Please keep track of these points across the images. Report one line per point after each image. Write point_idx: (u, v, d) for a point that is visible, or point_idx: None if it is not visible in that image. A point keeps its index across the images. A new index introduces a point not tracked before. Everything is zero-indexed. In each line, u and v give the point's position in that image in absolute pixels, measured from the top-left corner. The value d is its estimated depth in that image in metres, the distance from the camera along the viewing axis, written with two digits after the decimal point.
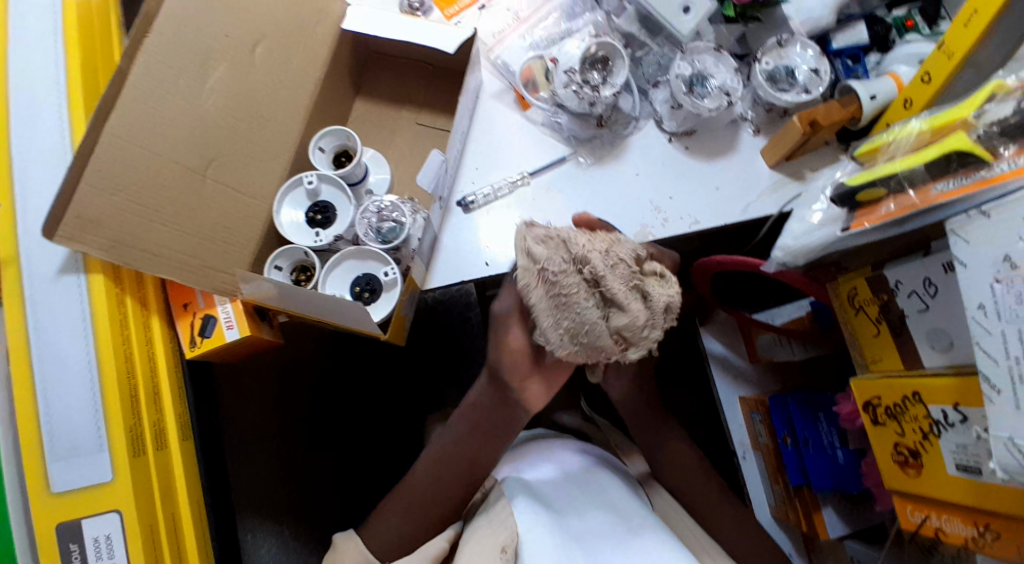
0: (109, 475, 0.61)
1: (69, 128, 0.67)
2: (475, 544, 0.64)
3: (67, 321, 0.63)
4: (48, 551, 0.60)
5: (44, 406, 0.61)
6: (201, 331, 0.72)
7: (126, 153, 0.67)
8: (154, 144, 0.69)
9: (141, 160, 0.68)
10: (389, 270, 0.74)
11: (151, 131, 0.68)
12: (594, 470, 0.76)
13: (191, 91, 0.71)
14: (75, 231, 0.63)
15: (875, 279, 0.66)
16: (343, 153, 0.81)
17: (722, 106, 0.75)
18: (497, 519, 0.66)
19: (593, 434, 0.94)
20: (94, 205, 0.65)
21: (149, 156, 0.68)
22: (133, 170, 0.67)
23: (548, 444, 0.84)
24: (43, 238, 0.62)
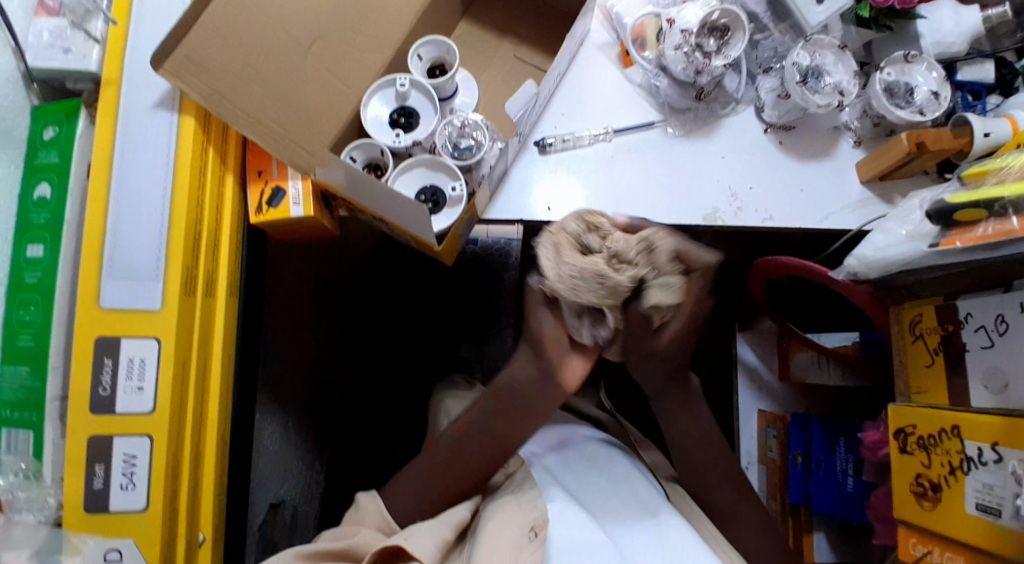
0: (158, 305, 0.64)
1: None
2: (503, 517, 0.67)
3: (153, 152, 0.65)
4: (82, 362, 0.61)
5: (113, 224, 0.63)
6: (270, 200, 0.74)
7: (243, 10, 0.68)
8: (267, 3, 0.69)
9: (252, 17, 0.69)
10: (457, 185, 0.75)
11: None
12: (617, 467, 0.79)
13: None
14: (180, 69, 0.64)
15: (946, 308, 0.64)
16: (438, 66, 0.81)
17: (833, 104, 0.75)
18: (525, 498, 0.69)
19: (610, 426, 0.93)
20: (205, 50, 0.66)
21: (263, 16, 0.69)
22: (244, 23, 0.68)
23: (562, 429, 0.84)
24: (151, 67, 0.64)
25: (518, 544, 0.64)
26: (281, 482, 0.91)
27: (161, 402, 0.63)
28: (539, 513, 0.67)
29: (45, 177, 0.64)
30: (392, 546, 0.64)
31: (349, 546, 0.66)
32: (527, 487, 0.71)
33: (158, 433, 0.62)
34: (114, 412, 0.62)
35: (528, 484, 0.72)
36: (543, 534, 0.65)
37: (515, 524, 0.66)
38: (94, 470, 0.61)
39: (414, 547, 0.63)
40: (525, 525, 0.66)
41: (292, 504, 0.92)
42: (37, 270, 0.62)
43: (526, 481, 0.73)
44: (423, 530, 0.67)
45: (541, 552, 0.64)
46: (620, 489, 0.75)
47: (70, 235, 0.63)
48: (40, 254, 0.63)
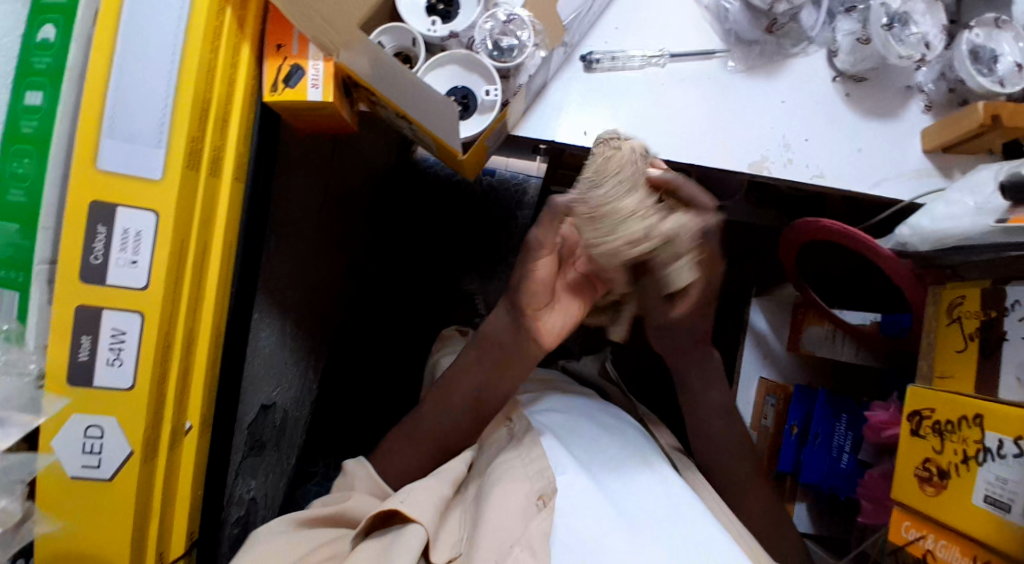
0: (158, 175, 0.59)
1: None
2: (509, 484, 0.63)
3: (165, 2, 0.58)
4: (75, 223, 0.57)
5: (116, 78, 0.57)
6: (287, 79, 0.67)
7: None
8: None
9: None
10: (493, 90, 0.67)
11: None
12: (621, 430, 0.74)
13: None
14: None
15: (992, 293, 0.60)
16: None
17: (914, 55, 0.69)
18: (533, 463, 0.66)
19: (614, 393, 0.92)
20: None
21: None
22: None
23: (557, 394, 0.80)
24: None
25: (524, 511, 0.61)
26: (274, 386, 0.88)
27: (155, 279, 0.59)
28: (544, 482, 0.64)
29: (50, 17, 0.58)
30: (388, 509, 0.61)
31: (341, 512, 0.67)
32: (534, 452, 0.67)
33: (149, 311, 0.59)
34: (104, 284, 0.58)
35: (536, 452, 0.67)
36: (549, 505, 0.62)
37: (520, 494, 0.62)
38: (80, 341, 0.58)
39: (409, 511, 0.60)
40: (528, 496, 0.62)
41: (283, 408, 0.91)
42: (33, 120, 0.57)
43: (532, 446, 0.68)
44: (421, 491, 0.63)
45: (548, 524, 0.61)
46: (625, 450, 0.71)
47: (70, 84, 0.58)
48: (37, 102, 0.57)
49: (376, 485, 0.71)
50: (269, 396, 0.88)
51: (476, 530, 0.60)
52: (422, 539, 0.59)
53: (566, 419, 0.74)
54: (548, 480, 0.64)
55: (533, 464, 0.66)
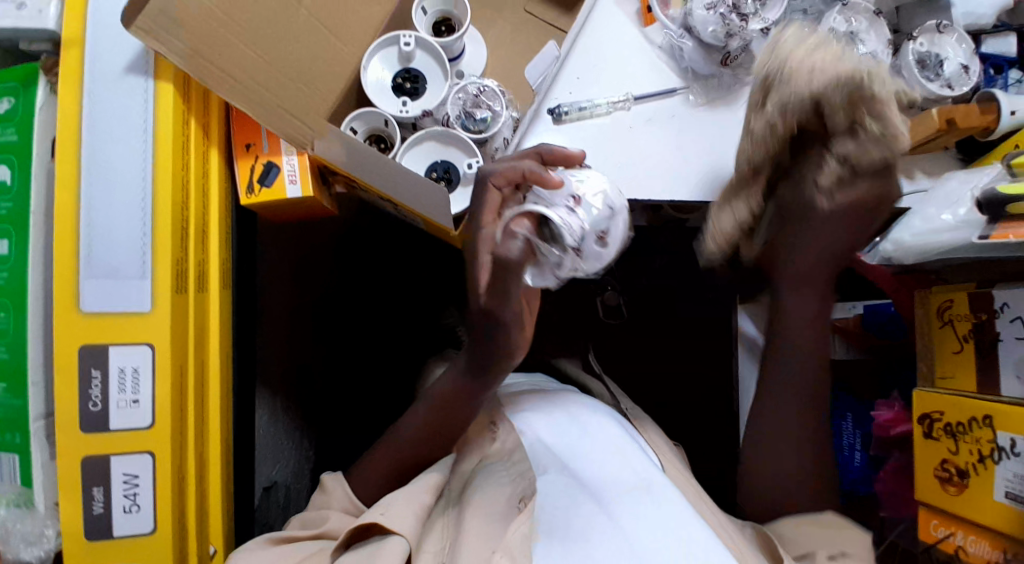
0: (148, 307, 0.56)
1: None
2: (488, 489, 0.60)
3: (127, 128, 0.56)
4: (65, 373, 0.54)
5: (86, 217, 0.55)
6: (261, 178, 0.65)
7: None
8: None
9: None
10: (474, 162, 0.67)
11: None
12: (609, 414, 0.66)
13: None
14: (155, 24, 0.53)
15: (980, 296, 0.63)
16: (445, 23, 0.71)
17: (869, 70, 0.71)
18: (516, 471, 0.61)
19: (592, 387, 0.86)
20: None
21: None
22: None
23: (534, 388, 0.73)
24: (121, 23, 0.52)
25: (503, 514, 0.56)
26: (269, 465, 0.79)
27: (160, 414, 0.56)
28: (523, 484, 0.59)
29: (1, 158, 0.55)
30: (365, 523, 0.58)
31: (322, 533, 0.64)
32: (518, 457, 0.63)
33: (159, 450, 0.56)
34: (108, 430, 0.55)
35: (518, 454, 0.63)
36: (528, 502, 0.56)
37: (499, 499, 0.58)
38: (91, 494, 0.55)
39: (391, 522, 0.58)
40: (509, 499, 0.58)
41: (284, 484, 0.82)
42: (1, 270, 0.54)
43: (515, 450, 0.64)
44: (400, 501, 0.60)
45: (526, 522, 0.55)
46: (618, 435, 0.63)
47: (37, 228, 0.54)
48: (4, 251, 0.54)
49: (352, 502, 0.68)
50: (268, 476, 0.79)
51: (456, 538, 0.56)
52: (405, 551, 0.55)
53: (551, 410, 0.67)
54: (528, 483, 0.59)
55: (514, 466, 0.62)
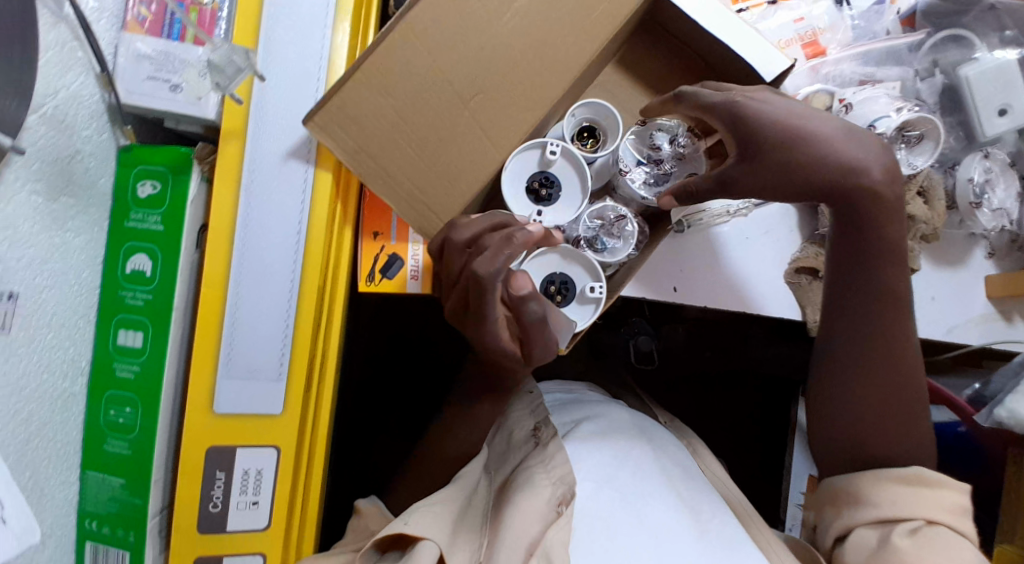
0: (279, 409, 0.54)
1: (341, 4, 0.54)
2: (531, 486, 0.61)
3: (284, 219, 0.54)
4: (190, 472, 0.53)
5: (233, 308, 0.53)
6: (383, 269, 0.62)
7: (413, 55, 0.55)
8: (442, 54, 0.56)
9: (422, 69, 0.56)
10: (597, 287, 0.64)
11: (443, 38, 0.56)
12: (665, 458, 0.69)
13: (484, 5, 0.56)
14: (332, 122, 0.53)
15: None
16: (588, 129, 0.67)
17: (1000, 228, 0.70)
18: (555, 471, 0.62)
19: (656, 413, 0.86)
20: (365, 100, 0.54)
21: (435, 70, 0.56)
22: (411, 75, 0.55)
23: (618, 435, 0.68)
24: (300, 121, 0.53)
25: (540, 519, 0.58)
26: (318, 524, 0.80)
27: (276, 519, 0.56)
28: (566, 487, 0.60)
29: (141, 246, 0.53)
30: (390, 534, 0.56)
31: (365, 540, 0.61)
32: (558, 460, 0.63)
33: (271, 550, 0.56)
34: (224, 531, 0.54)
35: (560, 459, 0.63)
36: (569, 508, 0.58)
37: (540, 498, 0.60)
38: None
39: (417, 529, 0.55)
40: (549, 501, 0.59)
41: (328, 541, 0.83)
42: (133, 364, 0.52)
43: (556, 453, 0.64)
44: (429, 511, 0.58)
45: (566, 532, 0.56)
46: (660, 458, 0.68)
47: (176, 322, 0.52)
48: (137, 344, 0.52)
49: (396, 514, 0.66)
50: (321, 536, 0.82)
51: (496, 536, 0.57)
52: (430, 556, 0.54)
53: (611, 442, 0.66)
54: (564, 486, 0.60)
55: (556, 470, 0.62)
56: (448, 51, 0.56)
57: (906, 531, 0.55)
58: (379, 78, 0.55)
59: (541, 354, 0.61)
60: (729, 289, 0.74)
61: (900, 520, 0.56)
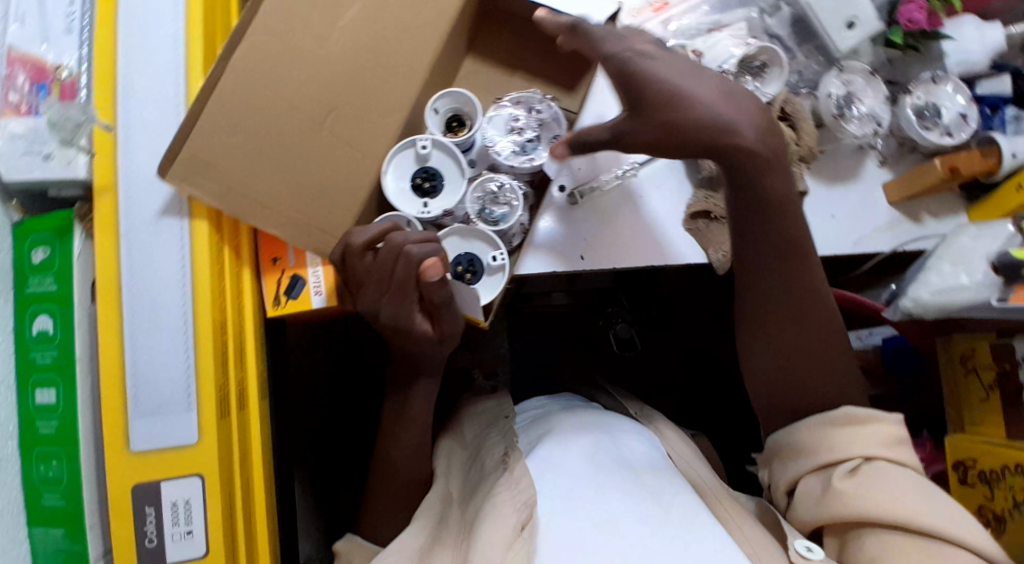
0: (194, 437, 0.57)
1: (186, 47, 0.58)
2: (491, 516, 0.56)
3: (165, 261, 0.56)
4: (121, 513, 0.56)
5: (131, 355, 0.56)
6: (288, 291, 0.65)
7: (246, 89, 0.59)
8: (280, 86, 0.60)
9: (257, 99, 0.59)
10: (499, 254, 0.68)
11: (279, 73, 0.60)
12: (620, 433, 0.68)
13: (320, 30, 0.61)
14: (189, 173, 0.55)
15: (1001, 347, 0.64)
16: (456, 119, 0.72)
17: (871, 132, 0.73)
18: (518, 490, 0.59)
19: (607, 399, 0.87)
20: (211, 146, 0.58)
21: (271, 97, 0.60)
22: (252, 110, 0.59)
23: (581, 433, 0.67)
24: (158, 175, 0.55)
25: (505, 545, 0.54)
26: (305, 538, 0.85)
27: (213, 544, 0.57)
28: (528, 511, 0.57)
29: (43, 308, 0.56)
30: None
31: None
32: (521, 478, 0.60)
33: None
34: None
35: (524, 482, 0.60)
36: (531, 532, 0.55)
37: (503, 527, 0.55)
38: None
39: None
40: (514, 527, 0.55)
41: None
42: (52, 419, 0.55)
43: (520, 474, 0.61)
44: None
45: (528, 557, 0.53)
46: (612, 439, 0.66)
47: (83, 373, 0.56)
48: (52, 400, 0.55)
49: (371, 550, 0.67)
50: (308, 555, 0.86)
51: None
52: None
53: (572, 449, 0.64)
54: (529, 508, 0.57)
55: (518, 492, 0.59)
56: (284, 82, 0.60)
57: (846, 472, 0.55)
58: (225, 122, 0.58)
59: (451, 328, 0.65)
60: (637, 246, 0.78)
61: (839, 463, 0.56)
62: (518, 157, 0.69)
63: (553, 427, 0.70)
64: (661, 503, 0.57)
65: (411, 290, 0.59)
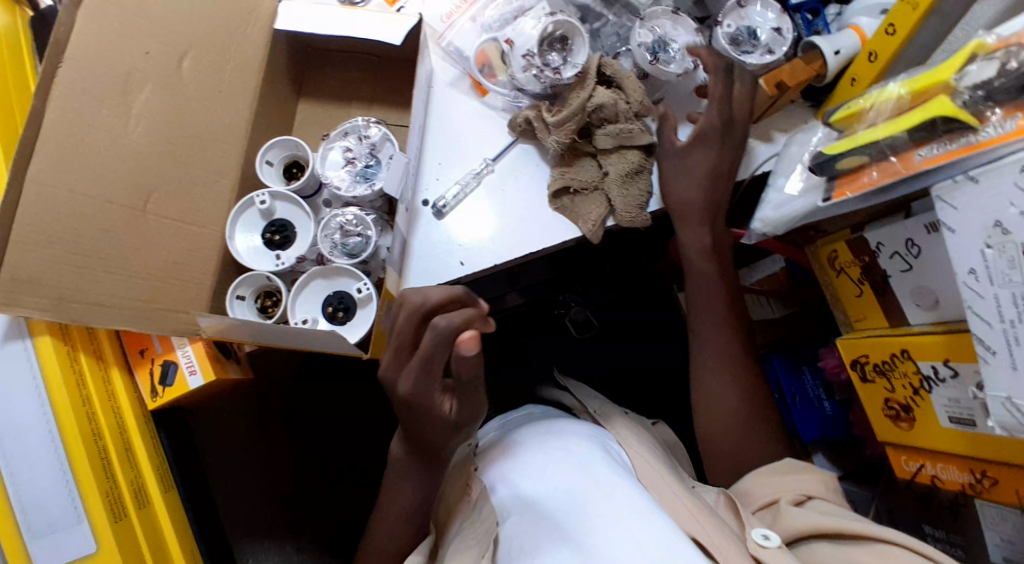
0: (93, 545, 0.58)
1: None
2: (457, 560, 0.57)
3: (18, 384, 0.58)
4: None
5: (9, 479, 0.57)
6: (161, 378, 0.66)
7: (51, 200, 0.59)
8: (80, 185, 0.61)
9: (66, 205, 0.60)
10: (362, 285, 0.69)
11: (79, 172, 0.61)
12: (571, 433, 0.68)
13: (115, 121, 0.63)
14: (11, 294, 0.56)
15: (857, 241, 0.66)
16: (295, 164, 0.74)
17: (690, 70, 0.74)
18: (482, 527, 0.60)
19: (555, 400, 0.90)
20: (28, 262, 0.58)
21: (77, 200, 0.61)
22: (62, 216, 0.60)
23: (536, 446, 0.66)
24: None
25: None
26: None
27: None
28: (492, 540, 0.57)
29: None
30: None
31: None
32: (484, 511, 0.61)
33: None
34: None
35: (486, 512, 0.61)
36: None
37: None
38: None
39: None
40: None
41: None
42: None
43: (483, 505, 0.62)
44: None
45: None
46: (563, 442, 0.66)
47: None
48: None
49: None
50: None
51: None
52: None
53: (527, 463, 0.64)
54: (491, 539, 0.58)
55: (481, 526, 0.60)
56: (91, 180, 0.62)
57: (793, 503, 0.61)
58: (37, 236, 0.59)
59: (472, 411, 0.60)
60: (508, 239, 0.76)
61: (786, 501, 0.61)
62: (357, 182, 0.70)
63: (512, 446, 0.70)
64: (607, 487, 0.57)
65: (441, 367, 0.55)
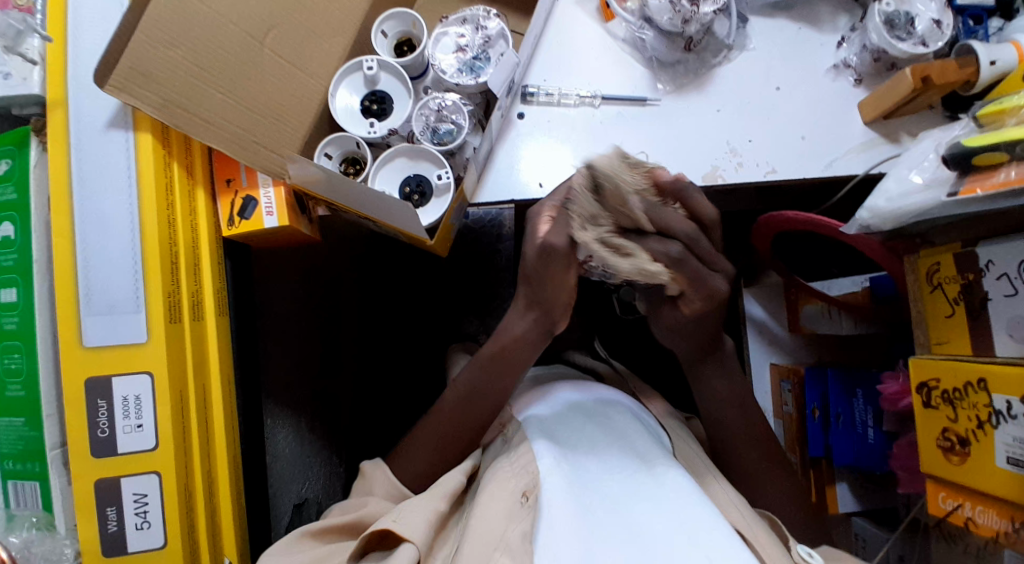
0: (144, 337, 0.61)
1: None
2: (494, 485, 0.58)
3: (113, 171, 0.61)
4: (75, 405, 0.59)
5: (83, 255, 0.60)
6: (241, 211, 0.68)
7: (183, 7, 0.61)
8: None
9: (198, 18, 0.62)
10: (444, 174, 0.69)
11: None
12: (619, 414, 0.68)
13: None
14: (127, 82, 0.59)
15: (964, 256, 0.61)
16: (407, 42, 0.73)
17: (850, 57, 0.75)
18: (520, 463, 0.60)
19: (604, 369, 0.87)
20: (150, 58, 0.61)
21: (212, 15, 0.62)
22: (191, 26, 0.62)
23: (587, 416, 0.67)
24: (94, 83, 0.59)
25: (509, 516, 0.55)
26: (302, 481, 0.88)
27: (164, 437, 0.61)
28: (530, 479, 0.58)
29: (5, 216, 0.61)
30: (380, 529, 0.60)
31: (360, 519, 0.66)
32: (521, 451, 0.61)
33: (165, 469, 0.61)
34: (116, 454, 0.61)
35: (523, 450, 0.61)
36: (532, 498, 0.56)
37: (505, 495, 0.57)
38: (106, 513, 0.61)
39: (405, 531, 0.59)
40: (513, 494, 0.57)
41: (315, 499, 0.89)
42: (13, 316, 0.60)
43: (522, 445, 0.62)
44: (413, 507, 0.61)
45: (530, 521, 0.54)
46: (609, 421, 0.66)
47: (41, 275, 0.60)
48: (13, 298, 0.60)
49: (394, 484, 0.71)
50: (299, 494, 0.87)
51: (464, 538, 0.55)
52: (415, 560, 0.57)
53: (576, 427, 0.64)
54: (533, 479, 0.58)
55: (520, 461, 0.60)
56: None
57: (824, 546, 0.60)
58: (164, 37, 0.61)
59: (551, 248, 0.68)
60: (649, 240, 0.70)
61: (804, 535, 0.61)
62: (463, 72, 0.70)
63: (561, 406, 0.69)
64: (655, 479, 0.57)
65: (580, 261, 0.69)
